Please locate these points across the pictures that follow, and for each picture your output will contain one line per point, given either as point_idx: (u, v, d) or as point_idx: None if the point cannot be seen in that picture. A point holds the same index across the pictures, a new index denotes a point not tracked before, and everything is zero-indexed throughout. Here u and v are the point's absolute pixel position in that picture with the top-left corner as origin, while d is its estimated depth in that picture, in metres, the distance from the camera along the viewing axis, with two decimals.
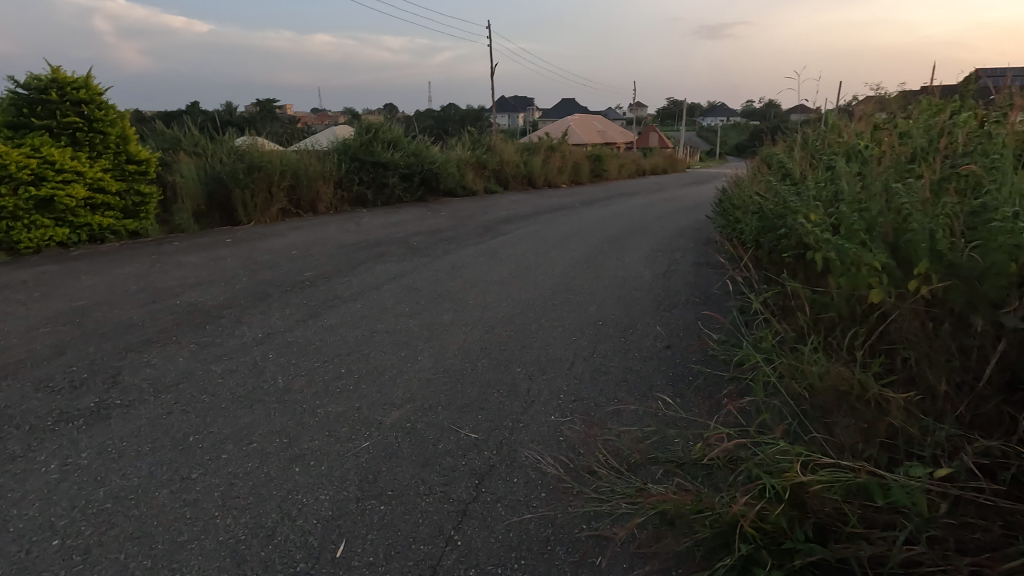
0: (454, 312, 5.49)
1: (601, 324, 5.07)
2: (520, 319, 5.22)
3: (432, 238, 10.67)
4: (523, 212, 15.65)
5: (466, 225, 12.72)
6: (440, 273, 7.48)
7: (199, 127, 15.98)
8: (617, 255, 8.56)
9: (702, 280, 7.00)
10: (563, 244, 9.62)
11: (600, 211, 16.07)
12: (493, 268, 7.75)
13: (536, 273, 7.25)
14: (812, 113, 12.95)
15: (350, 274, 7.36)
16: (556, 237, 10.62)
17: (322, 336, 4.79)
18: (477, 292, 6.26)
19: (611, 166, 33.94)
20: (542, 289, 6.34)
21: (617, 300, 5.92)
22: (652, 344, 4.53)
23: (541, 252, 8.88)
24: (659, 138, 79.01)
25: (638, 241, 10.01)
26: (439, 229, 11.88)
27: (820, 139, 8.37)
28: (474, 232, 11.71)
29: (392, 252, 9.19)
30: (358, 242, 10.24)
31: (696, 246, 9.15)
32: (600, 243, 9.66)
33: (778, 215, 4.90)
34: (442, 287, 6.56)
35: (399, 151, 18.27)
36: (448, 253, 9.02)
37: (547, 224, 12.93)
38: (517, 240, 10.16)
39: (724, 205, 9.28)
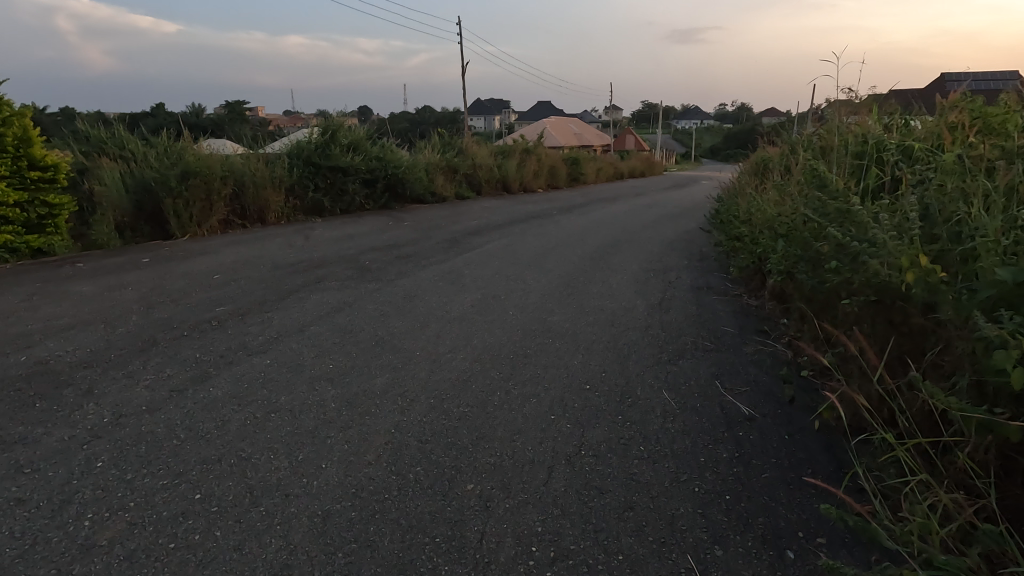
0: (395, 370, 4.14)
1: (589, 389, 3.79)
2: (480, 382, 3.90)
3: (388, 256, 9.26)
4: (496, 222, 14.35)
5: (430, 238, 11.33)
6: (388, 305, 6.11)
7: (130, 128, 14.20)
8: (601, 278, 7.28)
9: (706, 313, 5.80)
10: (539, 264, 8.31)
11: (579, 219, 14.86)
12: (453, 297, 6.40)
13: (505, 306, 5.93)
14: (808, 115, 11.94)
15: (274, 309, 5.92)
16: (531, 253, 9.33)
17: (199, 418, 3.40)
18: (429, 336, 4.92)
19: (589, 170, 32.81)
20: (511, 331, 5.02)
21: (606, 347, 4.64)
22: (660, 428, 3.26)
23: (513, 274, 7.55)
24: (635, 142, 78.79)
25: (624, 258, 8.79)
26: (398, 244, 10.44)
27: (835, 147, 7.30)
28: (437, 247, 10.31)
29: (337, 274, 7.76)
30: (300, 261, 8.77)
31: (691, 266, 7.95)
32: (581, 262, 8.38)
33: (831, 251, 3.75)
34: (386, 328, 5.20)
35: (360, 155, 16.75)
36: (402, 275, 7.63)
37: (520, 236, 11.64)
38: (486, 259, 8.83)
39: (724, 218, 8.10)
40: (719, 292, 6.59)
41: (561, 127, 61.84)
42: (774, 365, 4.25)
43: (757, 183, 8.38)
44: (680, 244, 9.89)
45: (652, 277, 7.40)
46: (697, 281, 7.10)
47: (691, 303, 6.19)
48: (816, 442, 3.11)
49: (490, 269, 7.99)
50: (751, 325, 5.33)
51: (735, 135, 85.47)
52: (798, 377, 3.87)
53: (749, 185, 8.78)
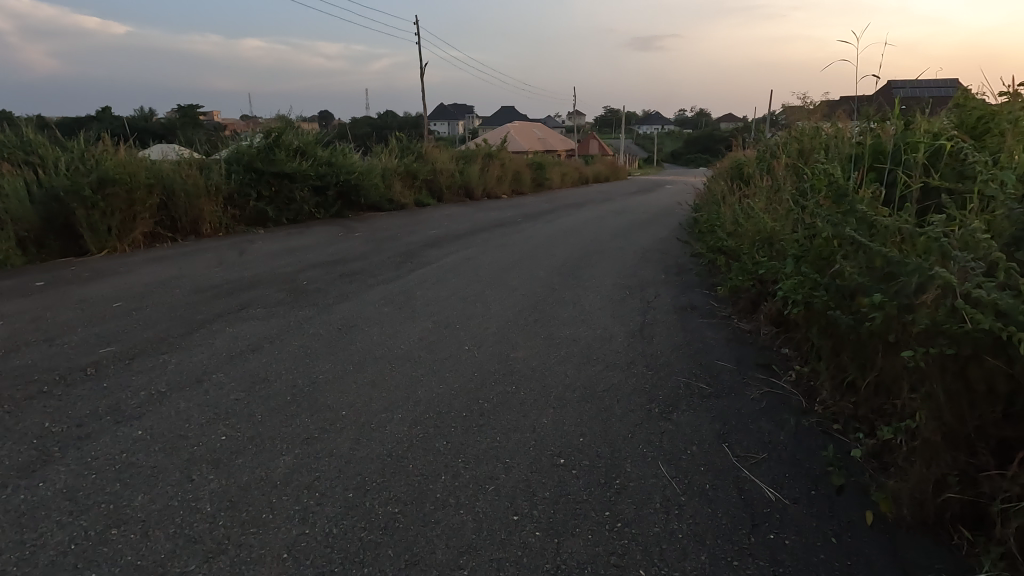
0: (310, 440, 3.15)
1: (565, 466, 2.89)
2: (422, 458, 2.95)
3: (331, 273, 8.18)
4: (457, 230, 13.40)
5: (382, 251, 10.27)
6: (319, 339, 5.08)
7: (40, 129, 12.61)
8: (572, 298, 6.41)
9: (695, 341, 5.01)
10: (501, 281, 7.39)
11: (546, 227, 14.06)
12: (399, 327, 5.42)
13: (460, 338, 4.99)
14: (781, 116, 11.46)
15: (174, 349, 4.81)
16: (493, 268, 8.42)
17: (4, 542, 2.34)
18: (362, 386, 3.92)
19: (553, 174, 32.19)
20: (466, 377, 4.08)
21: (582, 395, 3.76)
22: (664, 533, 2.39)
23: (472, 296, 6.61)
24: (598, 147, 79.06)
25: (595, 272, 7.98)
26: (344, 259, 9.35)
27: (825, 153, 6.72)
28: (389, 261, 9.26)
29: (267, 298, 6.66)
30: (226, 281, 7.60)
31: (670, 283, 7.18)
32: (549, 278, 7.52)
33: (872, 282, 3.00)
34: (309, 374, 4.18)
35: (309, 160, 15.53)
36: (343, 298, 6.59)
37: (482, 247, 10.72)
38: (442, 276, 7.87)
39: (705, 228, 7.37)
40: (705, 313, 5.81)
41: (525, 131, 61.28)
42: (790, 418, 3.46)
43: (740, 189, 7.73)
44: (654, 256, 9.14)
45: (628, 296, 6.58)
46: (679, 301, 6.33)
47: (677, 329, 5.38)
48: (874, 548, 2.31)
49: (446, 289, 7.03)
50: (750, 359, 4.54)
51: (696, 139, 86.82)
52: (825, 440, 3.09)
53: (729, 191, 8.11)
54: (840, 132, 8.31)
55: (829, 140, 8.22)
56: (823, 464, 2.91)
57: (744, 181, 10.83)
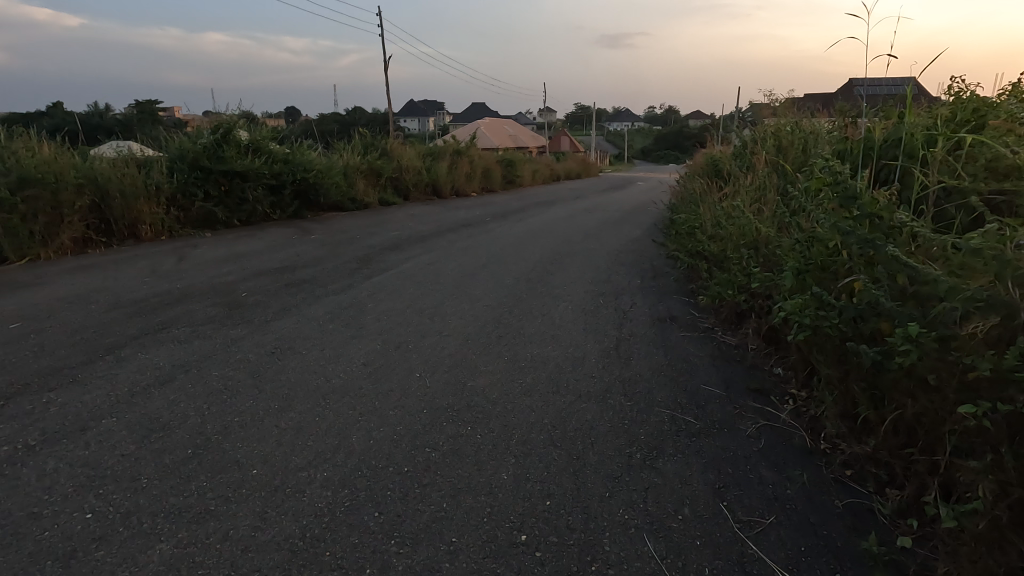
0: (204, 516, 2.48)
1: (526, 547, 2.29)
2: (345, 540, 2.32)
3: (276, 283, 7.40)
4: (422, 231, 12.69)
5: (338, 256, 9.51)
6: (245, 366, 4.36)
7: None
8: (541, 310, 5.82)
9: (676, 360, 4.48)
10: (463, 290, 6.75)
11: (515, 227, 13.46)
12: (343, 348, 4.74)
13: (412, 362, 4.35)
14: (757, 111, 11.09)
15: (65, 384, 4.02)
16: (455, 274, 7.76)
17: None
18: (287, 430, 3.25)
19: (524, 171, 31.60)
20: (413, 415, 3.45)
21: (550, 436, 3.17)
22: None
23: (430, 308, 5.96)
24: (569, 144, 78.98)
25: (566, 277, 7.42)
26: (294, 265, 8.56)
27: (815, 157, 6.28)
28: (342, 267, 8.52)
29: (196, 314, 5.88)
30: (153, 294, 6.75)
31: (646, 290, 6.66)
32: (515, 285, 6.92)
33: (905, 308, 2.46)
34: (225, 414, 3.49)
35: (263, 158, 14.58)
36: (283, 314, 5.86)
37: (446, 250, 10.05)
38: (399, 284, 7.19)
39: (683, 230, 6.88)
40: (686, 326, 5.29)
41: (495, 128, 60.51)
42: (793, 463, 2.94)
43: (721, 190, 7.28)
44: (628, 259, 8.62)
45: (601, 306, 6.02)
46: (656, 311, 5.80)
47: (656, 344, 4.84)
48: None
49: (402, 300, 6.37)
50: (739, 383, 4.03)
51: (666, 136, 87.52)
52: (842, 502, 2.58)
53: (708, 191, 7.65)
54: (820, 128, 7.94)
55: (809, 137, 7.84)
56: (841, 531, 2.39)
57: (719, 179, 10.42)
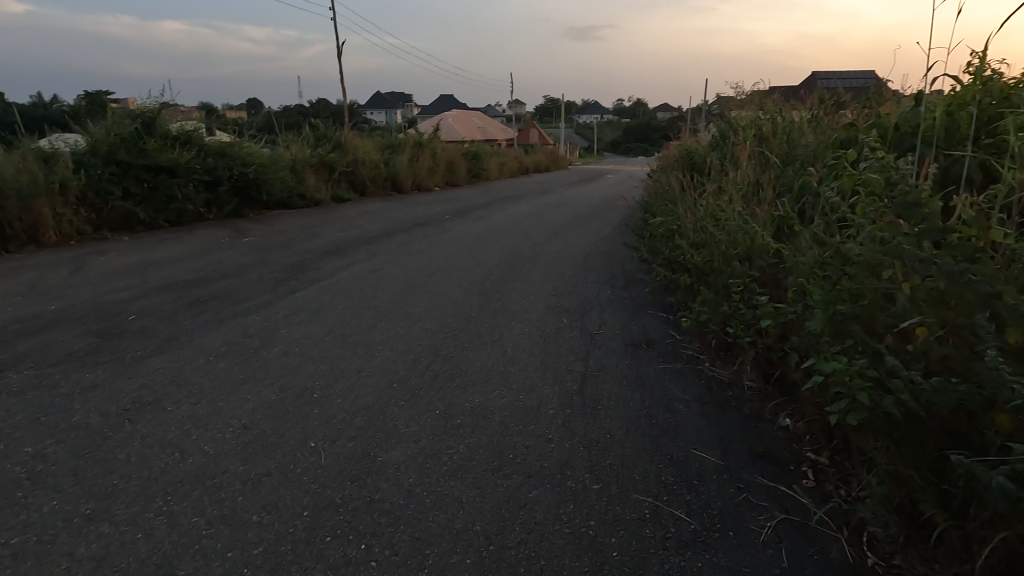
0: None
1: None
2: None
3: (178, 301, 6.18)
4: (373, 231, 11.53)
5: (267, 262, 8.27)
6: (79, 434, 3.20)
7: None
8: (490, 336, 4.80)
9: (655, 406, 3.54)
10: (401, 309, 5.68)
11: (477, 225, 12.42)
12: (226, 399, 3.63)
13: (311, 422, 3.28)
14: (735, 101, 10.30)
15: None
16: (398, 286, 6.69)
17: None
18: (83, 564, 2.17)
19: (490, 165, 30.40)
20: (285, 524, 2.39)
21: (479, 562, 2.17)
22: None
23: (356, 335, 4.87)
24: (539, 136, 78.01)
25: (525, 288, 6.43)
26: (209, 277, 7.31)
27: (815, 156, 5.44)
28: (268, 278, 7.33)
29: (55, 348, 4.65)
30: (15, 321, 5.45)
31: (617, 306, 5.70)
32: (465, 301, 5.89)
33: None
34: (1, 531, 2.36)
35: (193, 151, 13.11)
36: (170, 346, 4.69)
37: (394, 254, 8.94)
38: (328, 301, 6.07)
39: (659, 233, 5.98)
40: (665, 356, 4.33)
41: (463, 118, 58.91)
42: None
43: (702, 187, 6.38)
44: (597, 265, 7.66)
45: (564, 328, 5.02)
46: (629, 336, 4.84)
47: (629, 382, 3.86)
48: None
49: (325, 323, 5.26)
50: (738, 443, 3.08)
51: (635, 129, 87.50)
52: None
53: (686, 188, 6.74)
54: (809, 118, 7.09)
55: (796, 129, 7.05)
56: None
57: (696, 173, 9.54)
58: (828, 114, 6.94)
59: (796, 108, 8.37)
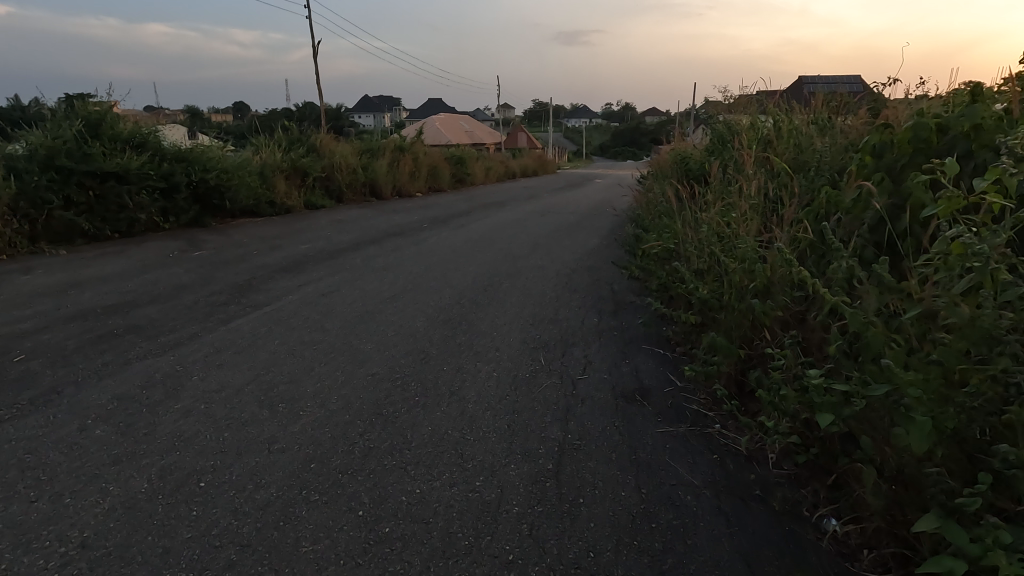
0: None
1: None
2: None
3: (85, 334, 5.18)
4: (341, 243, 10.59)
5: (210, 282, 7.28)
6: None
7: None
8: (449, 385, 3.90)
9: (655, 495, 2.67)
10: (349, 344, 4.77)
11: (455, 236, 11.54)
12: (81, 492, 2.70)
13: (181, 536, 2.37)
14: (732, 104, 9.54)
15: None
16: (353, 313, 5.77)
17: None
18: None
19: (475, 169, 29.48)
20: None
21: None
22: None
23: (284, 384, 3.95)
24: (527, 140, 77.33)
25: (500, 316, 5.55)
26: (135, 301, 6.31)
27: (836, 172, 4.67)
28: (205, 302, 6.35)
29: None
30: None
31: (604, 340, 4.84)
32: (427, 335, 4.99)
33: None
34: None
35: (146, 156, 12.05)
36: (44, 402, 3.71)
37: (358, 271, 8.01)
38: (265, 334, 5.12)
39: (655, 255, 5.16)
40: (665, 414, 3.47)
41: (450, 122, 58.06)
42: None
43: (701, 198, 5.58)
44: (582, 285, 6.80)
45: (540, 371, 4.14)
46: (619, 382, 3.97)
47: (619, 456, 3.00)
48: None
49: (253, 365, 4.33)
50: (771, 564, 2.22)
51: (624, 133, 87.24)
52: None
53: (684, 200, 5.93)
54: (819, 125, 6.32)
55: (804, 136, 6.29)
56: None
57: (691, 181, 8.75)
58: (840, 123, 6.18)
59: (798, 111, 7.63)
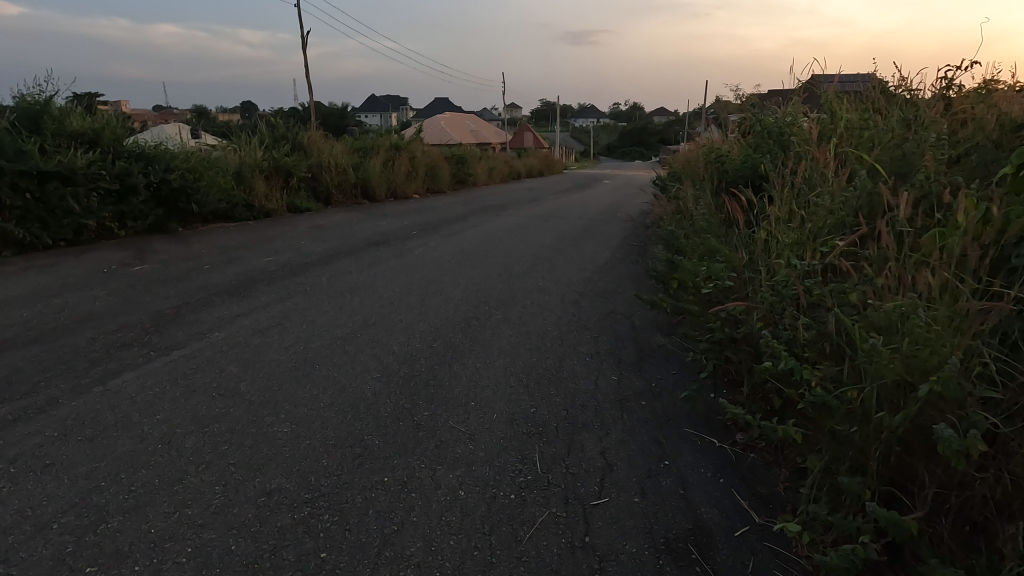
0: None
1: None
2: None
3: None
4: (312, 255, 9.12)
5: (127, 310, 5.82)
6: None
7: None
8: (383, 523, 2.41)
9: None
10: (258, 424, 3.28)
11: (446, 245, 10.06)
12: None
13: None
14: (773, 96, 8.02)
15: None
16: (287, 362, 4.30)
17: None
18: None
19: (477, 169, 27.97)
20: None
21: None
22: None
23: (121, 514, 2.47)
24: (533, 139, 75.75)
25: (483, 370, 4.08)
26: (12, 341, 4.84)
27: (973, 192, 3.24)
28: (103, 341, 4.88)
29: None
30: None
31: (629, 420, 3.34)
32: (375, 406, 3.52)
33: None
34: None
35: (97, 153, 10.64)
36: None
37: (317, 294, 6.54)
38: (149, 400, 3.64)
39: (700, 296, 3.68)
40: None
41: (454, 121, 56.62)
42: None
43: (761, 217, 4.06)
44: (594, 320, 5.30)
45: (534, 489, 2.67)
46: (660, 518, 2.46)
47: None
48: None
49: (98, 465, 2.86)
50: None
51: (632, 132, 85.55)
52: None
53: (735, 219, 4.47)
54: (907, 124, 4.86)
55: (888, 135, 4.81)
56: None
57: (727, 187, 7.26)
58: (938, 123, 4.72)
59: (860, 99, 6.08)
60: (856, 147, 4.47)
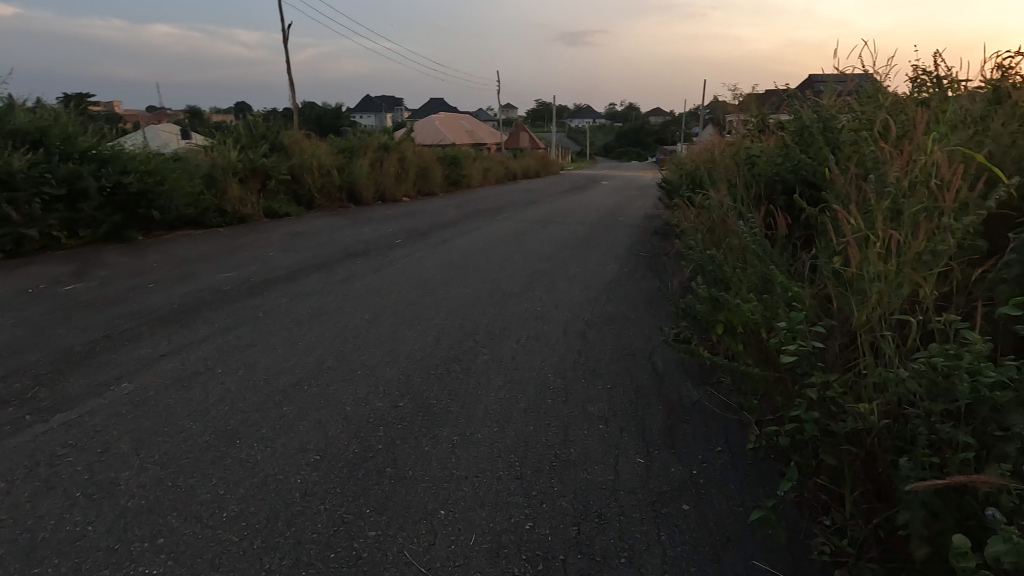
0: None
1: None
2: None
3: None
4: (278, 270, 8.02)
5: (27, 348, 4.71)
6: None
7: None
8: None
9: None
10: (117, 562, 2.20)
11: (432, 257, 8.98)
12: None
13: None
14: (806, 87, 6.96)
15: None
16: (199, 435, 3.21)
17: None
18: None
19: (470, 170, 26.83)
20: None
21: None
22: None
23: None
24: (529, 139, 74.73)
25: (461, 450, 3.01)
26: None
27: None
28: None
29: None
30: None
31: (669, 549, 2.27)
32: (300, 519, 2.45)
33: None
34: None
35: (41, 154, 9.50)
36: None
37: (270, 323, 5.44)
38: None
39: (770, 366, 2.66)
40: None
41: (449, 121, 55.54)
42: None
43: (838, 242, 3.03)
44: (605, 364, 4.23)
45: None
46: None
47: None
48: None
49: None
50: None
51: (630, 133, 84.66)
52: None
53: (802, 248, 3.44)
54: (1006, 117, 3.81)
55: (983, 130, 3.76)
56: None
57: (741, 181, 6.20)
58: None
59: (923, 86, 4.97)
60: (955, 145, 3.42)
